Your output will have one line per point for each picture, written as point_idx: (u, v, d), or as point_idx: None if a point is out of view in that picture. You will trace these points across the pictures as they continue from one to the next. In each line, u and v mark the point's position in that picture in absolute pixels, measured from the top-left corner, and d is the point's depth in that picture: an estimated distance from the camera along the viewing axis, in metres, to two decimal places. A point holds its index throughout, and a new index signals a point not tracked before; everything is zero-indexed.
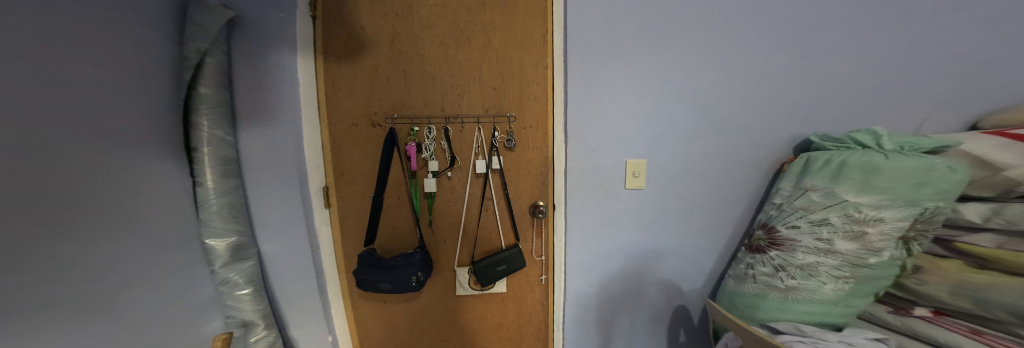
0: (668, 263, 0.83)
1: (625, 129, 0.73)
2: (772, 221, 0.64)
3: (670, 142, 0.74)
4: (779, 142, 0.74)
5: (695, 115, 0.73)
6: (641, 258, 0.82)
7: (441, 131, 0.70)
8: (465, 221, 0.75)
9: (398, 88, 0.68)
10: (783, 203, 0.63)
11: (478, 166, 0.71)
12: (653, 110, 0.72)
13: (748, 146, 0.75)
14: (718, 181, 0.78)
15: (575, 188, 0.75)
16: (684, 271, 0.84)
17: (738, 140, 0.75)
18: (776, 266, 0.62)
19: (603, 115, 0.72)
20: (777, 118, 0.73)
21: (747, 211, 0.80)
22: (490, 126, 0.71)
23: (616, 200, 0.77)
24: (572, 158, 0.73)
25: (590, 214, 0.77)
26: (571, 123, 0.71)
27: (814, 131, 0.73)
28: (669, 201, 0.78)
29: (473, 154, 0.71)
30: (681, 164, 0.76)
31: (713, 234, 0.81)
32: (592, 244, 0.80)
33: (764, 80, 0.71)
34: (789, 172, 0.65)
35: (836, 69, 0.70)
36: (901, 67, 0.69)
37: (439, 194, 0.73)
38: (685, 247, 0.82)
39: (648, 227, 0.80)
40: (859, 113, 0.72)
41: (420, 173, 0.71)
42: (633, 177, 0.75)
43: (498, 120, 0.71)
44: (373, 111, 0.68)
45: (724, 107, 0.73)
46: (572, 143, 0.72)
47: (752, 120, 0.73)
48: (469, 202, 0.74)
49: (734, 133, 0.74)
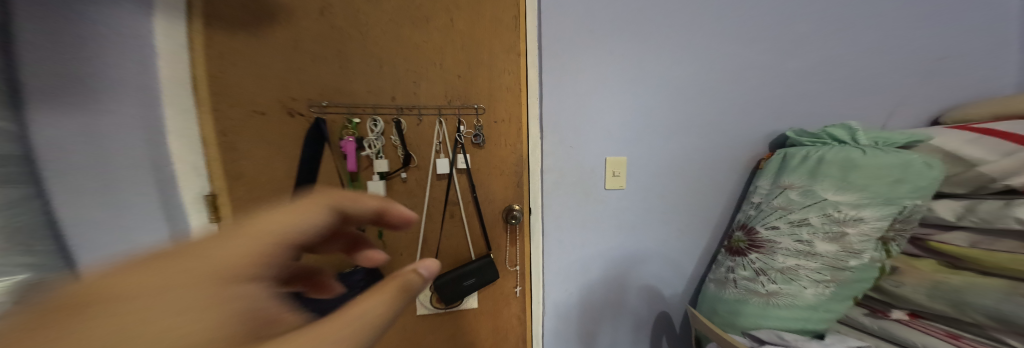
0: (651, 267, 0.83)
1: (603, 124, 0.69)
2: (752, 222, 0.64)
3: (651, 140, 0.72)
4: (754, 140, 0.76)
5: (677, 112, 0.71)
6: (623, 262, 0.80)
7: (393, 127, 0.60)
8: (427, 230, 0.67)
9: (333, 71, 0.57)
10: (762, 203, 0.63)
11: (442, 166, 0.63)
12: (633, 107, 0.69)
13: (725, 146, 0.75)
14: (696, 180, 0.77)
15: (552, 190, 0.70)
16: (665, 274, 0.84)
17: (715, 137, 0.74)
18: (756, 270, 0.60)
19: (582, 109, 0.67)
20: (754, 114, 0.74)
21: (724, 210, 0.81)
22: (453, 121, 0.63)
23: (598, 201, 0.73)
24: (549, 156, 0.68)
25: (571, 216, 0.73)
26: (547, 118, 0.66)
27: (790, 127, 0.74)
28: (651, 202, 0.77)
29: (434, 154, 0.63)
30: (660, 162, 0.74)
31: (689, 235, 0.82)
32: (572, 251, 0.75)
33: (741, 75, 0.71)
34: (767, 170, 0.65)
35: (807, 65, 0.72)
36: (859, 67, 0.73)
37: (391, 199, 0.63)
38: (664, 249, 0.81)
39: (629, 229, 0.78)
40: (828, 110, 0.74)
41: (364, 174, 0.61)
42: (613, 177, 0.72)
43: (467, 113, 0.63)
44: (291, 97, 0.56)
45: (705, 103, 0.72)
46: (551, 139, 0.67)
47: (731, 116, 0.73)
48: (434, 208, 0.66)
49: (712, 129, 0.73)
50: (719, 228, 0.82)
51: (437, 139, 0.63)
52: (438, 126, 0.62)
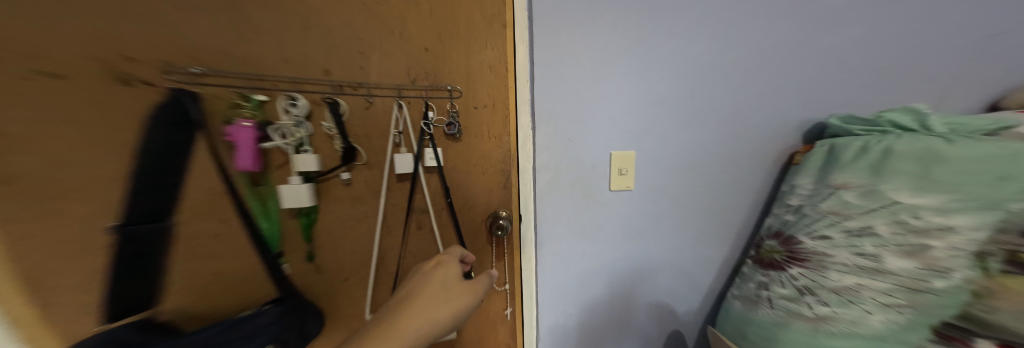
0: (661, 279, 0.77)
1: (603, 112, 0.58)
2: (792, 229, 0.56)
3: (662, 131, 0.61)
4: (783, 132, 0.64)
5: (693, 99, 0.60)
6: (630, 276, 0.75)
7: (327, 111, 0.45)
8: (382, 245, 0.52)
9: (222, 22, 0.39)
10: (804, 206, 0.55)
11: (401, 163, 0.49)
12: (641, 95, 0.58)
13: (749, 139, 0.64)
14: (714, 181, 0.67)
15: (547, 193, 0.61)
16: (674, 287, 0.78)
17: (736, 130, 0.63)
18: (800, 288, 0.50)
19: (579, 98, 0.57)
20: (783, 101, 0.62)
21: (746, 214, 0.70)
22: (419, 105, 0.50)
23: (601, 204, 0.65)
24: (542, 151, 0.58)
25: (569, 223, 0.66)
26: (538, 106, 0.56)
27: (827, 114, 0.63)
28: (661, 206, 0.68)
29: (390, 147, 0.49)
30: (670, 159, 0.63)
31: (703, 243, 0.74)
32: (572, 262, 0.70)
33: (766, 54, 0.59)
34: (807, 166, 0.57)
35: (845, 41, 0.60)
36: (909, 41, 0.60)
37: (324, 210, 0.47)
38: (674, 259, 0.75)
39: (637, 239, 0.71)
40: (869, 94, 0.62)
41: (275, 174, 0.43)
42: (620, 176, 0.62)
43: (439, 96, 0.51)
44: (126, 55, 0.35)
45: (725, 90, 0.60)
46: (543, 130, 0.57)
47: (755, 104, 0.61)
48: (393, 216, 0.52)
49: (733, 120, 0.62)
50: (740, 237, 0.73)
51: (392, 124, 0.49)
52: (397, 111, 0.49)
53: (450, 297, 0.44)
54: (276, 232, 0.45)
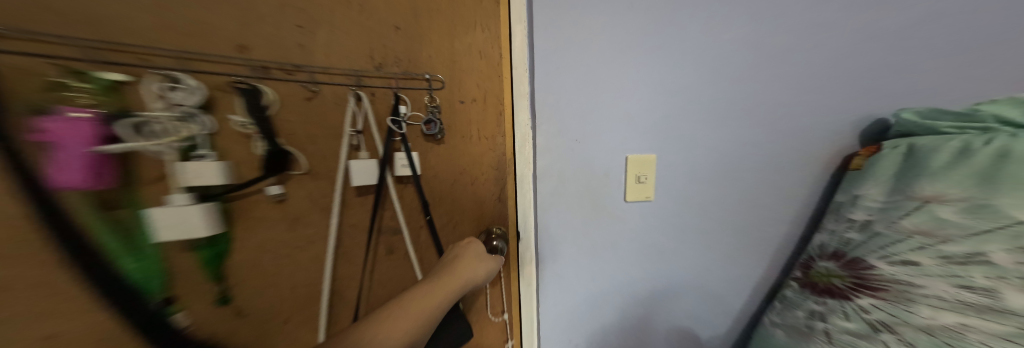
0: (684, 303, 0.66)
1: (618, 106, 0.48)
2: (857, 250, 0.46)
3: (688, 130, 0.51)
4: (833, 131, 0.53)
5: (726, 91, 0.49)
6: (647, 300, 0.64)
7: (238, 100, 0.28)
8: (336, 280, 0.37)
9: None
10: (877, 222, 0.44)
11: (361, 172, 0.36)
12: (665, 87, 0.48)
13: (791, 140, 0.53)
14: (749, 190, 0.56)
15: (548, 204, 0.52)
16: (699, 310, 0.67)
17: (777, 129, 0.52)
18: (874, 324, 0.39)
19: (587, 91, 0.47)
20: (835, 93, 0.51)
21: (788, 228, 0.59)
22: (386, 99, 0.39)
23: (614, 218, 0.55)
24: (543, 155, 0.50)
25: (576, 239, 0.56)
26: (538, 103, 0.47)
27: (893, 108, 0.51)
28: (685, 219, 0.57)
29: (343, 152, 0.35)
30: (698, 164, 0.53)
31: (736, 262, 0.62)
32: (581, 284, 0.60)
33: (815, 36, 0.48)
34: (871, 172, 0.47)
35: (914, 18, 0.48)
36: (998, 16, 0.48)
37: (239, 243, 0.29)
38: (700, 280, 0.64)
39: (656, 257, 0.60)
40: (944, 83, 0.51)
41: (149, 189, 0.24)
42: (637, 184, 0.52)
43: (416, 88, 0.41)
44: None
45: (764, 80, 0.49)
46: (545, 129, 0.48)
47: (801, 98, 0.51)
48: (352, 243, 0.38)
49: (774, 117, 0.51)
50: (781, 257, 0.61)
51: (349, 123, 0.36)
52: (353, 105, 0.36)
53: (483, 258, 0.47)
54: (159, 285, 0.25)
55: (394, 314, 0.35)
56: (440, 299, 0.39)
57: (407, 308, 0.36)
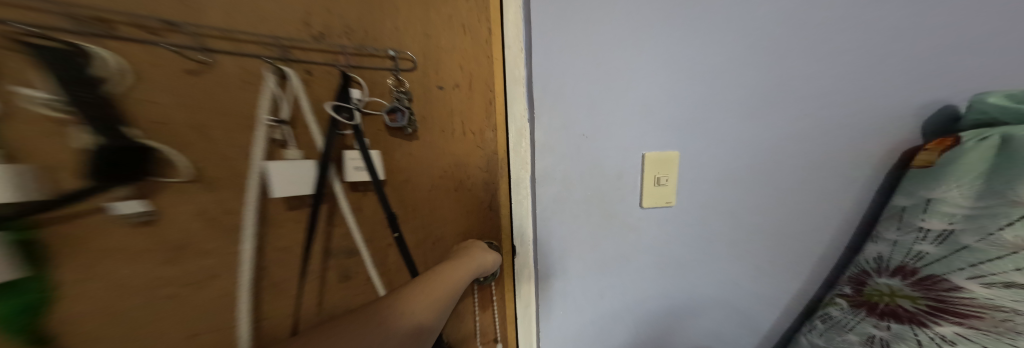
0: (706, 322, 0.57)
1: (634, 93, 0.40)
2: (938, 268, 0.37)
3: (717, 121, 0.42)
4: (887, 122, 0.45)
5: (764, 73, 0.41)
6: (664, 319, 0.55)
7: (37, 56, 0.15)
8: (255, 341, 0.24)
9: None
10: (964, 232, 0.36)
11: (281, 178, 0.24)
12: (691, 69, 0.40)
13: (837, 133, 0.45)
14: (787, 192, 0.47)
15: (550, 213, 0.44)
16: (724, 331, 0.58)
17: (820, 119, 0.44)
18: None
19: (596, 75, 0.39)
20: (886, 78, 0.43)
21: (829, 237, 0.50)
22: (330, 79, 0.28)
23: (626, 229, 0.46)
24: (543, 154, 0.41)
25: (582, 253, 0.47)
26: (536, 90, 0.39)
27: (947, 95, 0.44)
28: (711, 226, 0.48)
29: (257, 152, 0.23)
30: (728, 161, 0.44)
31: (768, 276, 0.53)
32: (587, 305, 0.51)
33: (863, 9, 0.41)
34: (946, 169, 0.38)
35: None
36: None
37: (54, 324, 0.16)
38: (727, 296, 0.55)
39: (676, 271, 0.51)
40: (1003, 67, 0.44)
41: None
42: (655, 187, 0.43)
43: (377, 67, 0.31)
44: None
45: (806, 60, 0.41)
46: (545, 123, 0.40)
47: (847, 82, 0.43)
48: (280, 277, 0.26)
49: (817, 105, 0.43)
50: (819, 268, 0.52)
51: (264, 110, 0.24)
52: (271, 83, 0.24)
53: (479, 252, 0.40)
54: None
55: (429, 279, 0.31)
56: (469, 273, 0.36)
57: (444, 274, 0.33)
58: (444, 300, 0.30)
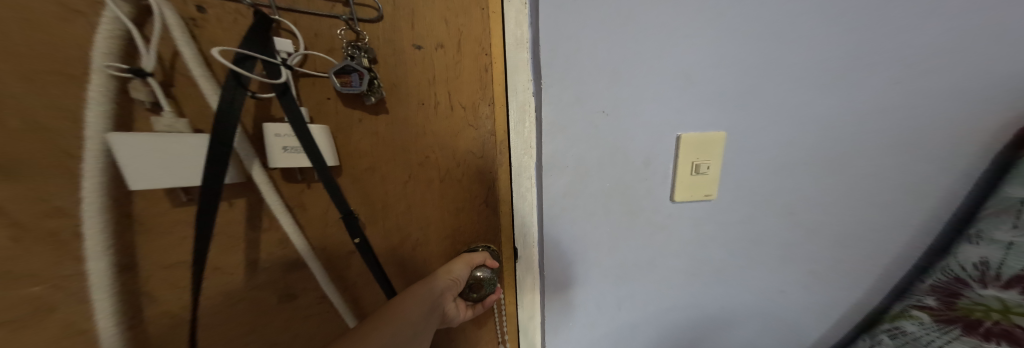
0: (741, 334, 0.49)
1: (674, 56, 0.30)
2: None
3: (781, 90, 0.32)
4: (1004, 89, 0.34)
5: (848, 24, 0.31)
6: (692, 330, 0.47)
7: None
8: None
9: None
10: None
11: (131, 155, 0.22)
12: (755, 20, 0.30)
13: (931, 107, 0.35)
14: (857, 182, 0.38)
15: (559, 210, 0.36)
16: (760, 342, 0.50)
17: (913, 89, 0.34)
18: None
19: (626, 31, 0.29)
20: (1019, 35, 0.32)
21: (902, 236, 0.41)
22: (230, 21, 0.26)
23: (654, 229, 0.38)
24: (552, 135, 0.33)
25: (599, 257, 0.39)
26: (546, 53, 0.30)
27: None
28: (759, 224, 0.39)
29: (93, 102, 0.22)
30: (788, 145, 0.35)
31: (822, 283, 0.45)
32: (603, 316, 0.43)
33: None
34: None
35: None
36: None
37: None
38: (768, 303, 0.46)
39: (711, 277, 0.43)
40: None
41: None
42: (693, 176, 0.34)
43: (322, 16, 0.29)
44: None
45: (908, 13, 0.31)
46: (556, 96, 0.31)
47: (958, 40, 0.32)
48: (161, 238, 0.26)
49: (912, 71, 0.33)
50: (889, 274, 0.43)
51: (108, 59, 0.22)
52: (111, 25, 0.22)
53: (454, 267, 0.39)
54: None
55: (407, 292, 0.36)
56: (445, 284, 0.38)
57: (418, 287, 0.36)
58: (402, 322, 0.34)
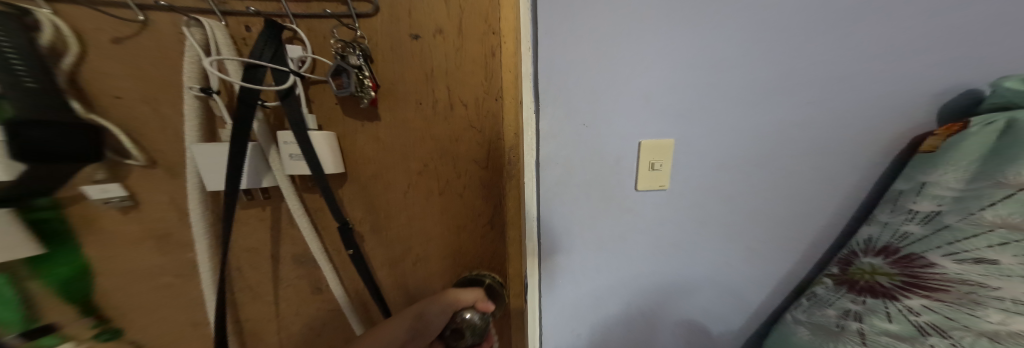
0: (697, 298, 0.60)
1: (639, 82, 0.39)
2: (915, 247, 0.42)
3: (722, 108, 0.42)
4: (887, 109, 0.45)
5: (773, 60, 0.40)
6: (659, 294, 0.59)
7: None
8: None
9: None
10: (942, 213, 0.40)
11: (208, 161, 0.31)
12: (701, 56, 0.39)
13: (836, 122, 0.45)
14: (784, 178, 0.49)
15: (547, 198, 0.45)
16: (714, 305, 0.62)
17: (823, 108, 0.44)
18: (920, 326, 0.38)
19: (602, 60, 0.38)
20: (897, 68, 0.43)
21: (818, 222, 0.53)
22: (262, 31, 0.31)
23: (626, 211, 0.48)
24: (545, 141, 0.42)
25: (580, 235, 0.49)
26: (541, 79, 0.38)
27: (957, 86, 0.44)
28: (709, 208, 0.50)
29: (190, 119, 0.30)
30: (730, 148, 0.45)
31: (759, 258, 0.56)
32: (587, 280, 0.54)
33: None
34: (944, 155, 0.40)
35: None
36: None
37: None
38: (719, 274, 0.58)
39: (672, 250, 0.53)
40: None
41: None
42: (650, 172, 0.44)
43: (323, 15, 0.31)
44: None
45: (818, 51, 0.41)
46: (551, 112, 0.40)
47: (855, 72, 0.43)
48: None
49: (821, 94, 0.43)
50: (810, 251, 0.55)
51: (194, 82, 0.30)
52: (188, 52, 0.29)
53: (444, 299, 0.40)
54: None
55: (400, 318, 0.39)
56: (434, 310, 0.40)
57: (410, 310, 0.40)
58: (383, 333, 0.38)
